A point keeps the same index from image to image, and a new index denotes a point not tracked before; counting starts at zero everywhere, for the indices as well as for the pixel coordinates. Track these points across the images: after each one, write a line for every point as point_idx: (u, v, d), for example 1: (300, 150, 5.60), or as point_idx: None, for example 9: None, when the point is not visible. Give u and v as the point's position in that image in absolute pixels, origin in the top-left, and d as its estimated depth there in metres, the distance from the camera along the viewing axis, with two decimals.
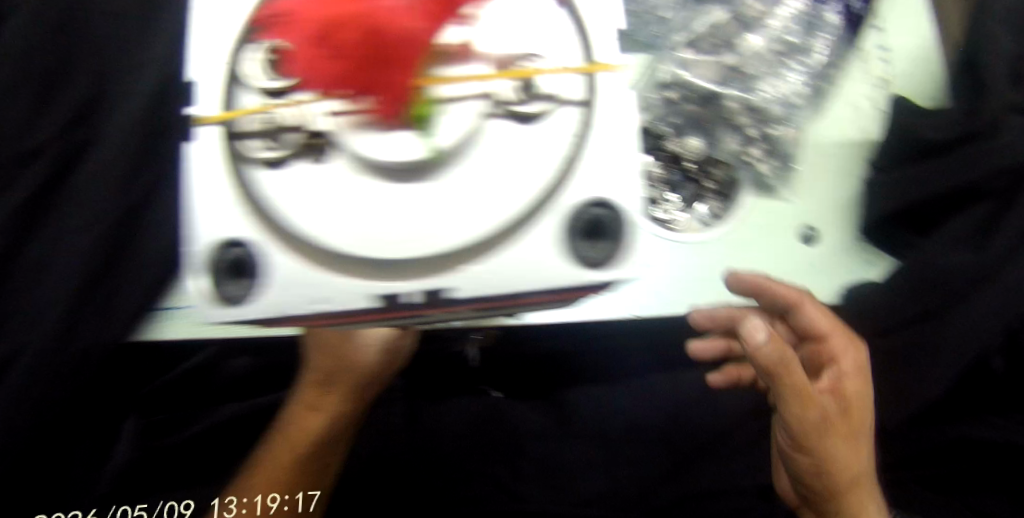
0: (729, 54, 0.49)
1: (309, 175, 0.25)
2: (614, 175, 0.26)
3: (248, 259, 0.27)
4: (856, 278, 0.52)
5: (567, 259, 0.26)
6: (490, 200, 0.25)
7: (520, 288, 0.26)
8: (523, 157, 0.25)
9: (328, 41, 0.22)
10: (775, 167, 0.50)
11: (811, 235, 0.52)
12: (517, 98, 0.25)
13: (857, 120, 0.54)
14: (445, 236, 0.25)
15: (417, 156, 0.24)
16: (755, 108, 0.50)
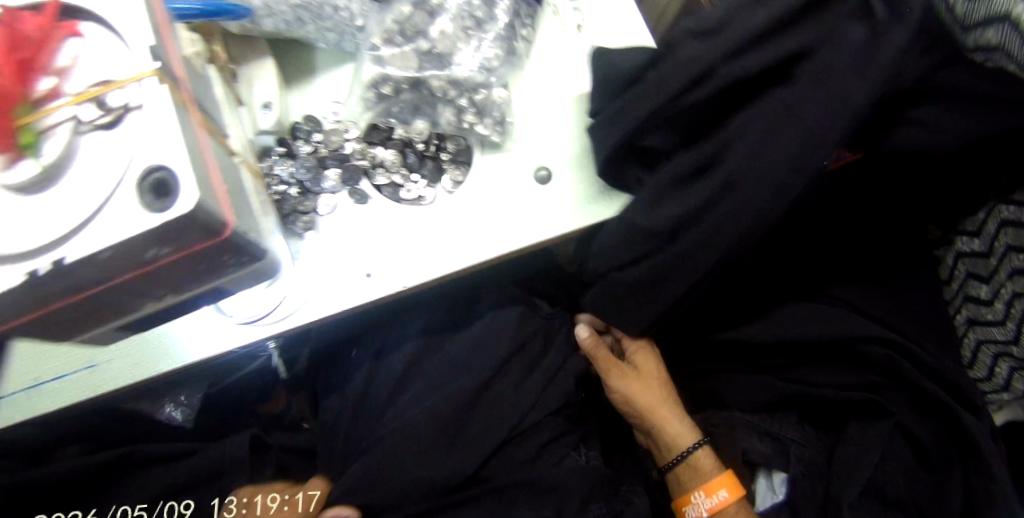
0: (423, 40, 0.56)
1: None
2: (163, 142, 0.33)
3: None
4: (601, 202, 0.58)
5: (137, 212, 0.32)
6: (90, 185, 0.33)
7: (122, 256, 0.33)
8: (99, 162, 0.33)
9: None
10: (491, 126, 0.57)
11: (546, 175, 0.58)
12: (92, 115, 0.32)
13: (560, 65, 0.61)
14: (58, 229, 0.32)
15: (20, 175, 0.32)
16: (456, 81, 0.56)
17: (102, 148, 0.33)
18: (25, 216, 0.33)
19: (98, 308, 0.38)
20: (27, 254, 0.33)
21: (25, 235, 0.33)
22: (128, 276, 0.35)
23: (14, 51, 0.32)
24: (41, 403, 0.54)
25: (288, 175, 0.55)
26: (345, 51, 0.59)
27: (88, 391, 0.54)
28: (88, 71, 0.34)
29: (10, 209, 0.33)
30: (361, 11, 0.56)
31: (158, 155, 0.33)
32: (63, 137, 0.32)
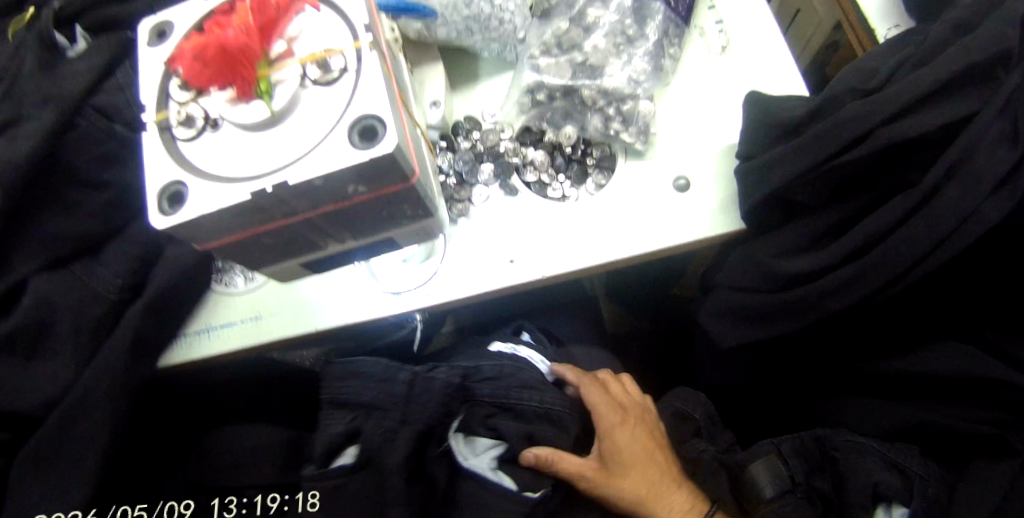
0: (577, 52, 0.61)
1: (210, 140, 0.31)
2: (378, 94, 0.29)
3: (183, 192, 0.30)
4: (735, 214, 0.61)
5: (345, 148, 0.28)
6: (310, 121, 0.30)
7: (332, 189, 0.30)
8: (323, 107, 0.30)
9: (200, 58, 0.31)
10: (635, 134, 0.61)
11: (683, 184, 0.62)
12: (315, 73, 0.30)
13: (702, 83, 0.66)
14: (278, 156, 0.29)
15: (255, 117, 0.30)
16: (607, 91, 0.61)
17: (321, 105, 0.30)
18: (258, 152, 0.30)
19: (285, 242, 0.34)
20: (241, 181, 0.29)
21: (241, 168, 0.30)
22: (326, 210, 0.31)
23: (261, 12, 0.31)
24: (211, 348, 0.62)
25: (449, 166, 0.61)
26: (505, 60, 0.65)
27: (255, 339, 0.61)
28: (317, 35, 0.32)
29: (245, 145, 0.30)
30: (524, 24, 0.62)
31: (369, 101, 0.29)
32: (292, 88, 0.30)
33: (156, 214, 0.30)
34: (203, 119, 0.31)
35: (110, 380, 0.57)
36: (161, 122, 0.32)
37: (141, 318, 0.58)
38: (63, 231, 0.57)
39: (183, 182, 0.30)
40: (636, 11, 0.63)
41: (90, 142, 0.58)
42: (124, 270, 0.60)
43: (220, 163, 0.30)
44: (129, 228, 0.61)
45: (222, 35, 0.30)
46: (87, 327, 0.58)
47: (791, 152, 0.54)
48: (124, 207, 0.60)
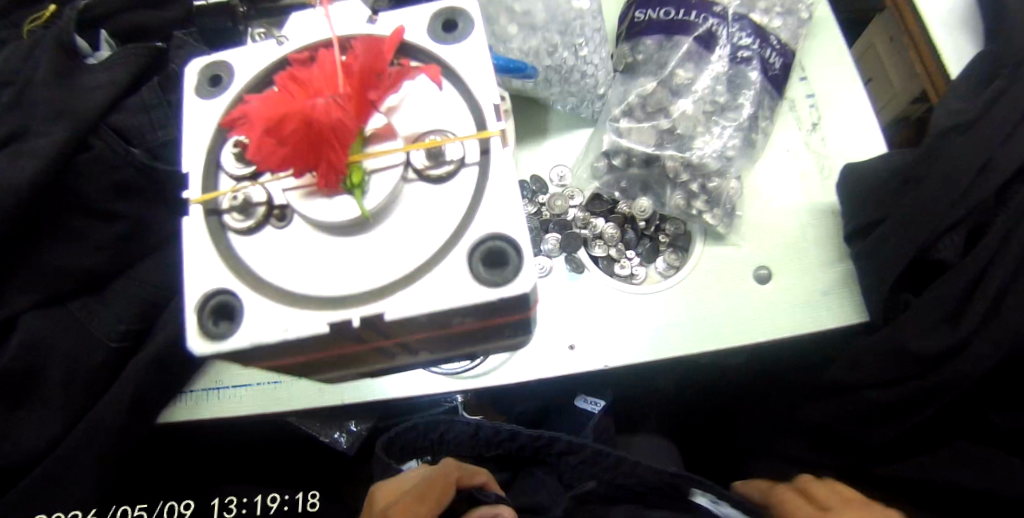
0: (664, 119, 0.56)
1: (269, 243, 0.23)
2: (510, 201, 0.22)
3: (230, 307, 0.22)
4: (822, 312, 0.54)
5: (466, 279, 0.21)
6: (414, 228, 0.22)
7: (441, 320, 0.22)
8: (440, 197, 0.22)
9: (268, 129, 0.21)
10: (720, 216, 0.55)
11: (765, 274, 0.56)
12: (421, 161, 0.22)
13: (796, 163, 0.62)
14: (370, 276, 0.21)
15: (342, 219, 0.21)
16: (692, 164, 0.56)
17: (429, 207, 0.22)
18: (339, 265, 0.22)
19: (354, 360, 0.27)
20: (314, 306, 0.21)
21: (317, 286, 0.21)
22: (418, 336, 0.24)
23: (364, 71, 0.22)
24: (216, 409, 0.54)
25: None
26: (582, 116, 0.59)
27: (268, 407, 0.54)
28: (426, 110, 0.23)
29: (319, 253, 0.22)
30: (605, 80, 0.56)
31: (505, 209, 0.21)
32: (393, 180, 0.22)
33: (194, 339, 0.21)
34: (274, 208, 0.23)
35: (105, 438, 0.51)
36: (207, 204, 0.23)
37: (145, 373, 0.51)
38: (66, 266, 0.52)
39: (231, 294, 0.22)
40: (731, 79, 0.58)
41: (108, 172, 0.51)
42: (130, 316, 0.53)
43: (284, 275, 0.22)
44: (136, 266, 0.54)
45: (308, 103, 0.21)
46: (82, 375, 0.52)
47: (907, 225, 0.48)
48: (134, 244, 0.54)
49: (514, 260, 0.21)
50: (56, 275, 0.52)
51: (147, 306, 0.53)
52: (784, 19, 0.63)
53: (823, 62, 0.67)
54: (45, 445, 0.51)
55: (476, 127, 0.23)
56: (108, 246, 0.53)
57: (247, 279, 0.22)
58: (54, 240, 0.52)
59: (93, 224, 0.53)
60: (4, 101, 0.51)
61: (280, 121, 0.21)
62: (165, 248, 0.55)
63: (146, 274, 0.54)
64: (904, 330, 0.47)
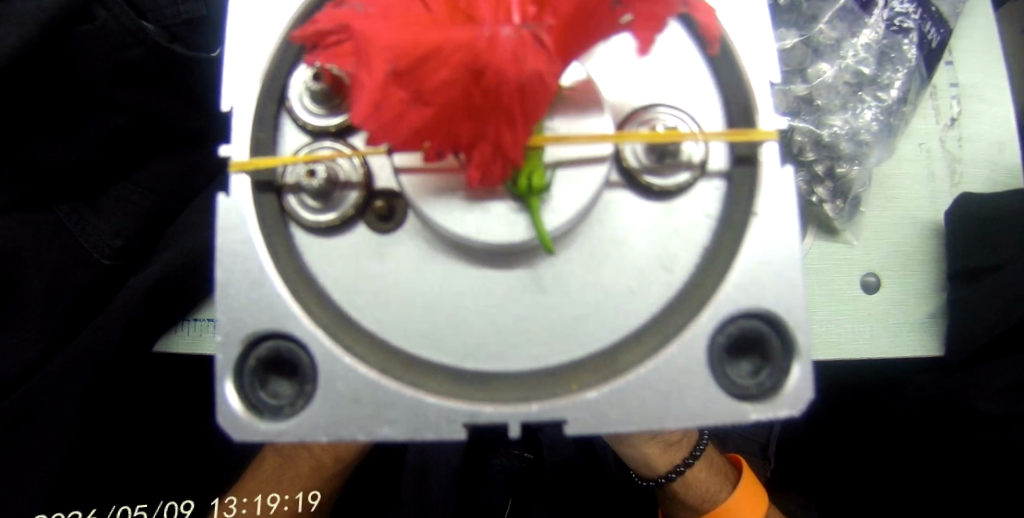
0: (800, 83, 0.47)
1: (402, 245, 0.24)
2: (747, 280, 0.23)
3: (283, 354, 0.23)
4: (925, 330, 0.48)
5: (699, 372, 0.23)
6: (631, 252, 0.24)
7: (624, 423, 0.22)
8: (658, 235, 0.24)
9: (414, 81, 0.18)
10: (839, 207, 0.47)
11: (873, 282, 0.48)
12: (648, 163, 0.23)
13: (924, 161, 0.51)
14: (558, 349, 0.23)
15: (509, 240, 0.21)
16: (824, 143, 0.47)
17: (643, 222, 0.24)
18: (503, 300, 0.23)
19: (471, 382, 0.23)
20: (492, 358, 0.23)
21: (485, 307, 0.23)
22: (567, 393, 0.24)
23: (550, 17, 0.18)
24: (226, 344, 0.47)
25: None
26: None
27: None
28: (661, 85, 0.25)
29: (490, 288, 0.23)
30: None
31: (756, 299, 0.23)
32: (579, 193, 0.21)
33: (241, 414, 0.23)
34: (381, 203, 0.23)
35: (93, 367, 0.45)
36: (265, 169, 0.23)
37: (138, 301, 0.45)
38: (52, 162, 0.44)
39: (302, 343, 0.23)
40: (884, 49, 0.48)
41: (109, 52, 0.42)
42: (127, 226, 0.46)
43: (456, 323, 0.23)
44: (141, 171, 0.47)
45: (471, 52, 0.17)
46: (64, 293, 0.45)
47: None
48: (138, 142, 0.46)
49: (764, 348, 0.24)
50: (43, 173, 0.44)
51: (153, 217, 0.47)
52: None
53: (972, 48, 0.56)
54: (19, 371, 0.44)
55: (726, 124, 0.25)
56: (103, 141, 0.44)
57: (401, 336, 0.23)
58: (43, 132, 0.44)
59: (86, 116, 0.43)
60: None
61: (423, 62, 0.17)
62: (181, 147, 0.47)
63: (159, 176, 0.47)
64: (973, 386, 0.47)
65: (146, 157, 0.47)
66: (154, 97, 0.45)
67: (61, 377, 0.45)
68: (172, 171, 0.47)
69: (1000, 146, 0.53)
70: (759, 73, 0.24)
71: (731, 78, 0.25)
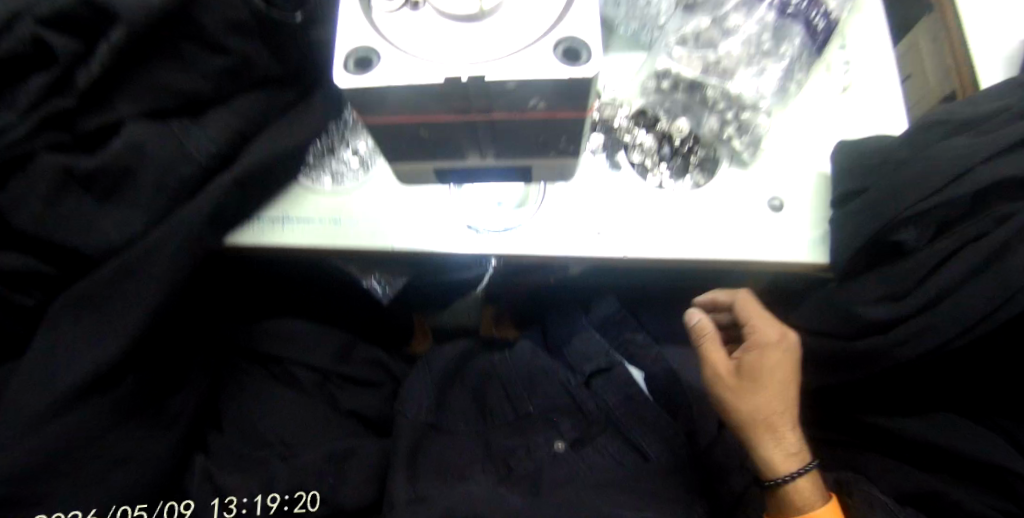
0: (711, 52, 0.62)
1: (409, 20, 0.30)
2: (586, 20, 0.29)
3: (371, 57, 0.29)
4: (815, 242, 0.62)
5: (551, 56, 0.28)
6: (521, 26, 0.29)
7: (526, 78, 0.28)
8: (530, 19, 0.29)
9: None
10: (747, 143, 0.63)
11: (778, 205, 0.63)
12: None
13: (817, 116, 0.67)
14: (484, 52, 0.29)
15: (469, 11, 0.29)
16: (731, 96, 0.62)
17: (526, 16, 0.29)
18: (450, 42, 0.29)
19: (458, 166, 0.38)
20: (440, 60, 0.28)
21: (433, 43, 0.29)
22: (506, 143, 0.34)
23: None
24: (282, 236, 0.63)
25: (646, 149, 0.64)
26: (640, 42, 0.67)
27: (325, 240, 0.62)
28: None
29: (441, 31, 0.30)
30: (667, 11, 0.63)
31: (581, 23, 0.29)
32: None
33: (345, 76, 0.28)
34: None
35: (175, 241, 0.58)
36: None
37: (224, 188, 0.59)
38: (172, 87, 0.58)
39: (375, 48, 0.29)
40: (778, 29, 0.61)
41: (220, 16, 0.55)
42: (219, 138, 0.60)
43: (412, 41, 0.29)
44: (232, 99, 0.61)
45: None
46: (169, 183, 0.59)
47: (885, 199, 0.57)
48: (235, 79, 0.59)
49: (583, 56, 0.28)
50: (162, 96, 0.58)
51: (238, 134, 0.61)
52: None
53: (862, 35, 0.71)
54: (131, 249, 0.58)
55: None
56: (217, 79, 0.58)
57: (407, 46, 0.29)
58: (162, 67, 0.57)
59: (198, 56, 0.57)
60: None
61: None
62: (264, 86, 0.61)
63: (246, 104, 0.61)
64: (858, 297, 0.61)
65: (241, 94, 0.61)
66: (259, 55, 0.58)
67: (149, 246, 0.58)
68: (256, 102, 0.61)
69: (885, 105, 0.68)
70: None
71: None
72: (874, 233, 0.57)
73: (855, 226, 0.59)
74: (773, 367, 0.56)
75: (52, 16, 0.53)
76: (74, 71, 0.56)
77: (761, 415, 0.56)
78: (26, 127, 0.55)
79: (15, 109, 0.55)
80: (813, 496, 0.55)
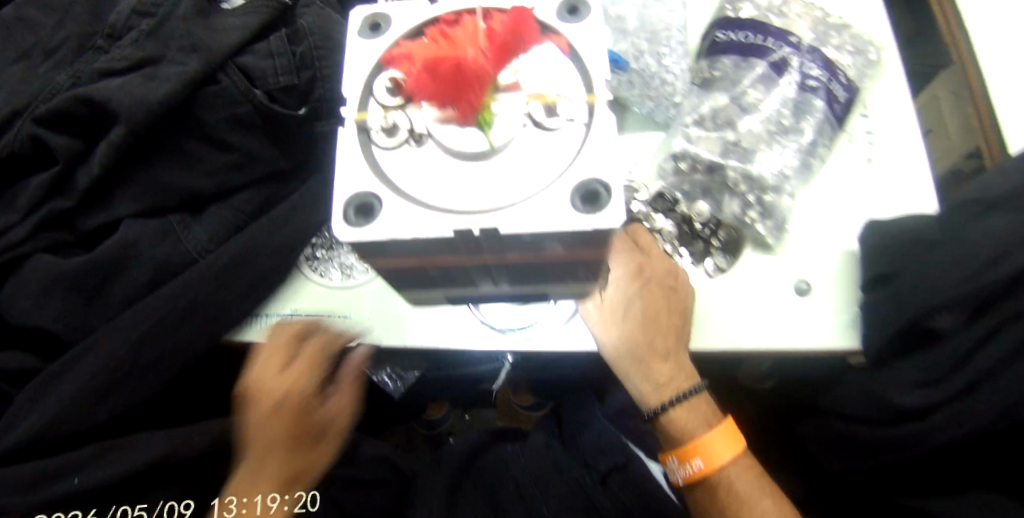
0: (731, 131, 0.60)
1: (410, 158, 0.27)
2: (609, 156, 0.26)
3: (374, 207, 0.26)
4: (844, 326, 0.59)
5: (572, 202, 0.25)
6: (535, 163, 0.26)
7: (546, 230, 0.25)
8: (542, 153, 0.27)
9: (427, 68, 0.26)
10: (771, 227, 0.59)
11: (807, 289, 0.59)
12: (540, 115, 0.27)
13: (844, 193, 0.64)
14: (498, 199, 0.26)
15: (480, 149, 0.26)
16: (752, 177, 0.59)
17: (539, 150, 0.27)
18: (459, 185, 0.26)
19: (468, 297, 0.35)
20: (448, 209, 0.26)
21: (438, 189, 0.26)
22: (526, 272, 0.31)
23: (500, 32, 0.27)
24: (289, 333, 0.59)
25: (665, 233, 0.60)
26: (655, 120, 0.63)
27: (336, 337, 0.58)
28: (541, 80, 0.28)
29: (447, 172, 0.27)
30: (683, 90, 0.61)
31: (603, 164, 0.26)
32: (512, 127, 0.27)
33: (342, 221, 0.26)
34: (420, 131, 0.27)
35: (172, 343, 0.55)
36: (360, 121, 0.28)
37: (214, 285, 0.56)
38: (172, 184, 0.55)
39: (378, 196, 0.26)
40: (798, 104, 0.60)
41: (225, 111, 0.54)
42: (221, 235, 0.57)
43: (416, 185, 0.27)
44: (234, 196, 0.58)
45: (460, 53, 0.26)
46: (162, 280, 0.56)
47: (921, 284, 0.53)
48: (237, 175, 0.56)
49: (601, 197, 0.25)
50: (160, 194, 0.55)
51: (243, 227, 0.58)
52: (853, 59, 0.65)
53: (885, 102, 0.68)
54: (128, 347, 0.54)
55: (586, 89, 0.28)
56: (219, 174, 0.56)
57: (411, 190, 0.27)
58: (158, 164, 0.55)
59: (202, 153, 0.55)
60: (144, 28, 0.54)
61: (433, 63, 0.26)
62: (271, 183, 0.59)
63: (252, 200, 0.58)
64: (891, 383, 0.56)
65: (249, 191, 0.58)
66: (264, 153, 0.56)
67: (140, 346, 0.55)
68: (260, 196, 0.58)
69: (914, 178, 0.64)
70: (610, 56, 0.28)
71: (577, 73, 0.28)
72: (908, 317, 0.53)
73: (888, 313, 0.55)
74: (654, 293, 0.53)
75: (49, 116, 0.52)
76: (75, 171, 0.54)
77: (645, 345, 0.53)
78: (30, 228, 0.53)
79: (18, 211, 0.54)
80: (697, 422, 0.54)
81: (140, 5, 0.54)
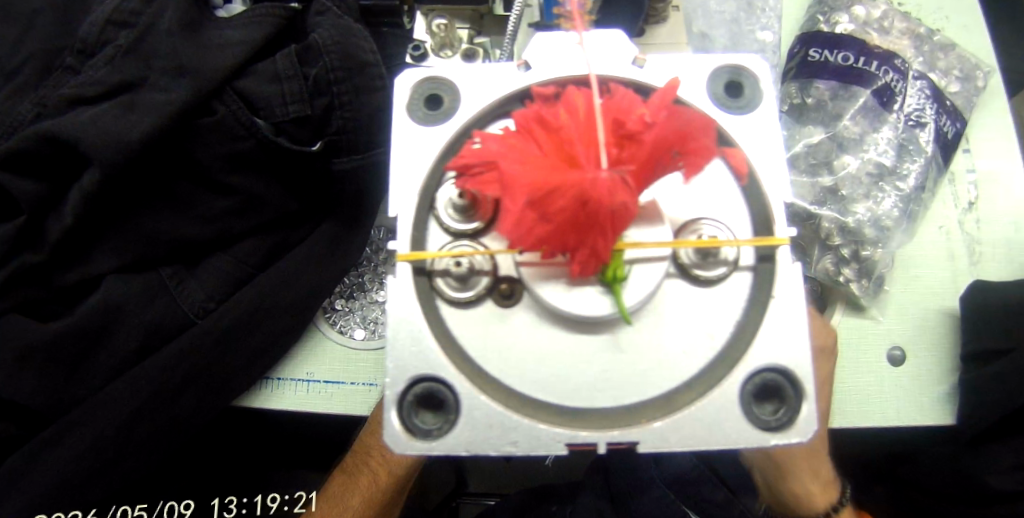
0: (827, 175, 0.51)
1: (492, 316, 0.27)
2: (780, 341, 0.27)
3: (433, 391, 0.26)
4: (942, 399, 0.49)
5: (745, 407, 0.26)
6: (673, 343, 0.27)
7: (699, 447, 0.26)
8: (696, 329, 0.27)
9: (539, 207, 0.23)
10: (867, 286, 0.50)
11: (900, 356, 0.50)
12: (695, 260, 0.27)
13: (945, 243, 0.54)
14: (630, 391, 0.26)
15: (602, 311, 0.25)
16: (849, 229, 0.50)
17: (694, 309, 0.27)
18: (574, 363, 0.27)
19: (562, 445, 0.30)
20: (578, 398, 0.26)
21: (557, 364, 0.27)
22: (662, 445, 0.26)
23: (632, 153, 0.23)
24: (305, 400, 0.51)
25: None
26: None
27: (362, 409, 0.51)
28: (697, 210, 0.28)
29: (565, 347, 0.27)
30: None
31: (782, 350, 0.26)
32: (644, 282, 0.25)
33: (399, 433, 0.25)
34: (505, 285, 0.27)
35: (153, 419, 0.46)
36: (413, 261, 0.27)
37: (208, 351, 0.47)
38: (159, 235, 0.46)
39: (449, 386, 0.26)
40: (902, 143, 0.51)
41: (223, 147, 0.45)
42: (216, 291, 0.48)
43: (536, 380, 0.26)
44: (237, 244, 0.49)
45: (589, 176, 0.22)
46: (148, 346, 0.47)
47: None
48: (240, 221, 0.48)
49: (785, 392, 0.26)
50: (144, 246, 0.47)
51: (246, 280, 0.49)
52: (963, 85, 0.57)
53: (993, 135, 0.58)
54: (117, 424, 0.45)
55: (752, 231, 0.28)
56: (217, 219, 0.47)
57: (520, 378, 0.26)
58: (146, 212, 0.46)
59: (198, 198, 0.47)
60: (120, 45, 0.44)
61: (551, 194, 0.22)
62: (280, 229, 0.50)
63: (256, 246, 0.49)
64: (983, 462, 0.46)
65: (247, 237, 0.49)
66: (268, 193, 0.47)
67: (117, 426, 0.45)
68: (262, 246, 0.49)
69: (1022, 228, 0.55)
70: (777, 192, 0.28)
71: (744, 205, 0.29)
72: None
73: (988, 394, 0.46)
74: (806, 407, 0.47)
75: (9, 155, 0.43)
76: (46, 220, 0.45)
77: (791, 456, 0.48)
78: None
79: None
80: None
81: (115, 16, 0.45)
